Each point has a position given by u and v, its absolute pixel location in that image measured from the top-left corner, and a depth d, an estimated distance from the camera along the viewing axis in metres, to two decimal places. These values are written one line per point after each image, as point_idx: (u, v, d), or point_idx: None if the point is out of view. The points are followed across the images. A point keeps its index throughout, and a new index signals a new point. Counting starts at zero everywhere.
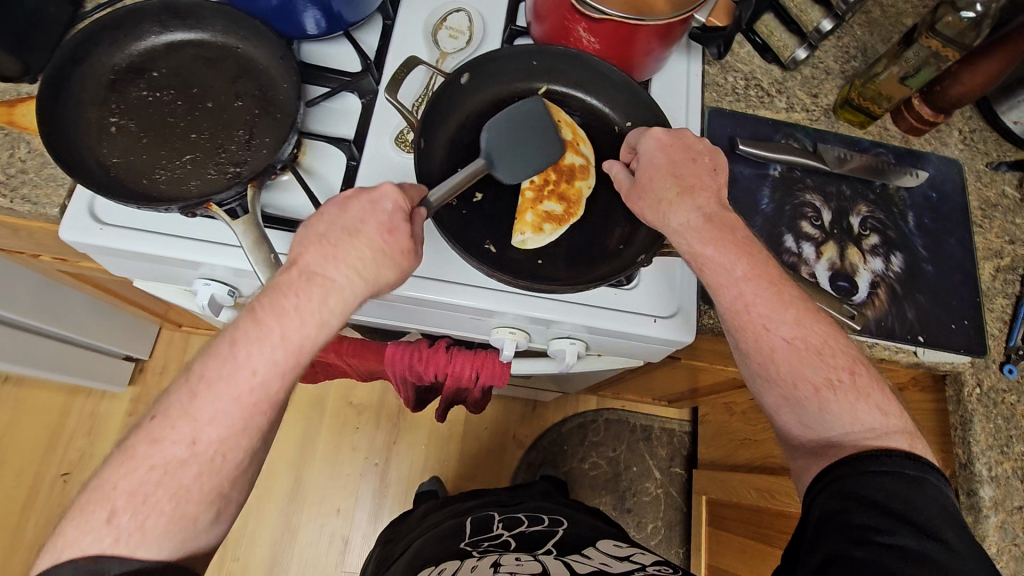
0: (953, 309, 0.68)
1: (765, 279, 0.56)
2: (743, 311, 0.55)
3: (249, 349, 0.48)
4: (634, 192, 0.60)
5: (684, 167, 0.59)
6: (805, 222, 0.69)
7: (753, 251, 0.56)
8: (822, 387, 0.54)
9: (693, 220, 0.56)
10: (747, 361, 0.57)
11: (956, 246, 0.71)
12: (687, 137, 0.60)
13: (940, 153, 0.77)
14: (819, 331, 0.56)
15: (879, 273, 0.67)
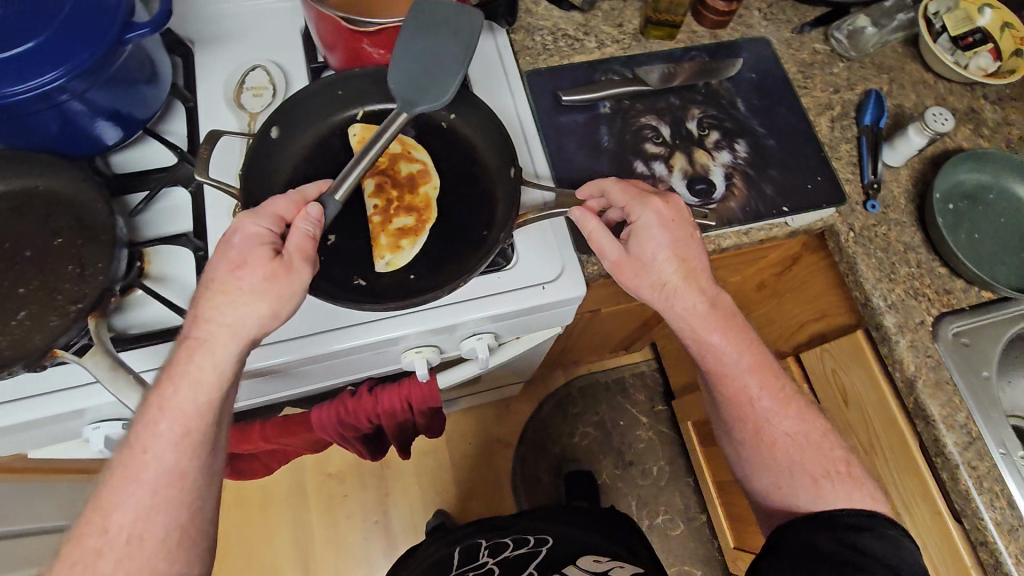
0: (804, 171, 0.72)
1: (765, 374, 0.67)
2: (751, 400, 0.66)
3: (183, 404, 0.48)
4: (627, 265, 0.63)
5: (685, 247, 0.62)
6: (648, 143, 0.71)
7: (748, 353, 0.66)
8: (810, 455, 0.64)
9: (702, 309, 0.64)
10: (748, 449, 0.68)
11: (788, 114, 0.75)
12: (684, 213, 0.62)
13: (750, 36, 0.82)
14: (817, 427, 0.67)
15: (729, 164, 0.71)
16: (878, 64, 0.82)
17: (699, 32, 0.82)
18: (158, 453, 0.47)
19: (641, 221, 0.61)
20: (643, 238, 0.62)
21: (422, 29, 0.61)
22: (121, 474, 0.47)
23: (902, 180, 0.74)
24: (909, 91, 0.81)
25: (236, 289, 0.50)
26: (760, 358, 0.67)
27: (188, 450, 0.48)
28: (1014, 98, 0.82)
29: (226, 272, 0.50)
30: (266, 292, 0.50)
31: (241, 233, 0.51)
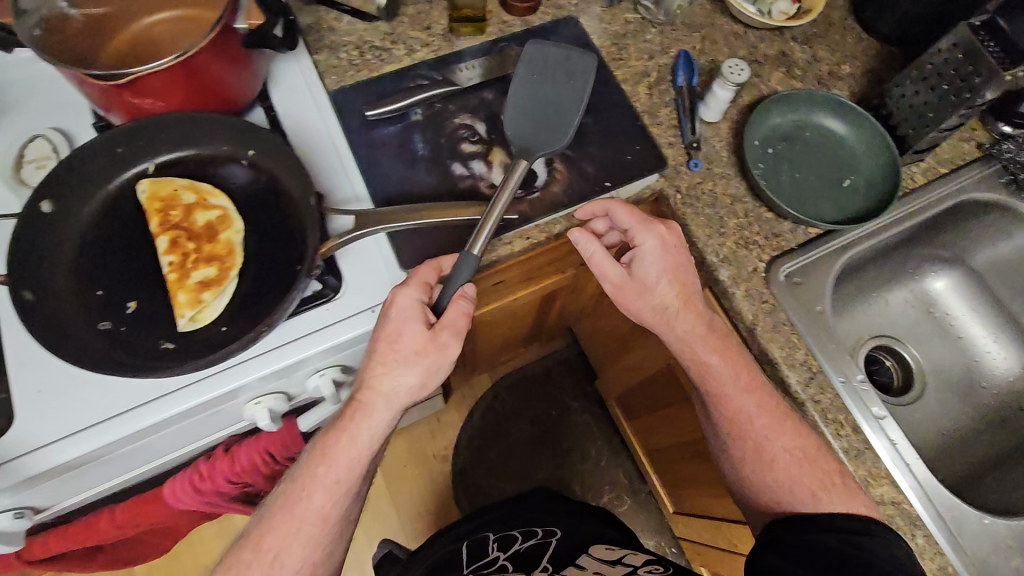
0: (623, 143, 0.72)
1: (763, 395, 0.63)
2: (747, 419, 0.62)
3: (345, 457, 0.59)
4: (630, 285, 0.63)
5: (684, 270, 0.63)
6: (464, 143, 0.70)
7: (742, 374, 0.63)
8: (816, 465, 0.60)
9: (700, 330, 0.63)
10: (747, 467, 0.64)
11: (603, 89, 0.76)
12: (679, 238, 0.64)
13: (560, 17, 0.81)
14: (812, 440, 0.61)
15: (548, 150, 0.70)
16: (688, 24, 0.83)
17: (510, 21, 0.80)
18: (324, 496, 0.59)
19: (644, 244, 0.62)
20: (648, 261, 0.62)
21: (188, 67, 0.57)
22: (300, 501, 0.58)
23: (722, 134, 0.75)
24: (721, 45, 0.82)
25: (384, 361, 0.57)
26: (758, 377, 0.63)
27: (320, 517, 0.59)
28: (820, 34, 0.85)
29: (400, 348, 0.57)
30: (420, 366, 0.57)
31: (410, 300, 0.58)
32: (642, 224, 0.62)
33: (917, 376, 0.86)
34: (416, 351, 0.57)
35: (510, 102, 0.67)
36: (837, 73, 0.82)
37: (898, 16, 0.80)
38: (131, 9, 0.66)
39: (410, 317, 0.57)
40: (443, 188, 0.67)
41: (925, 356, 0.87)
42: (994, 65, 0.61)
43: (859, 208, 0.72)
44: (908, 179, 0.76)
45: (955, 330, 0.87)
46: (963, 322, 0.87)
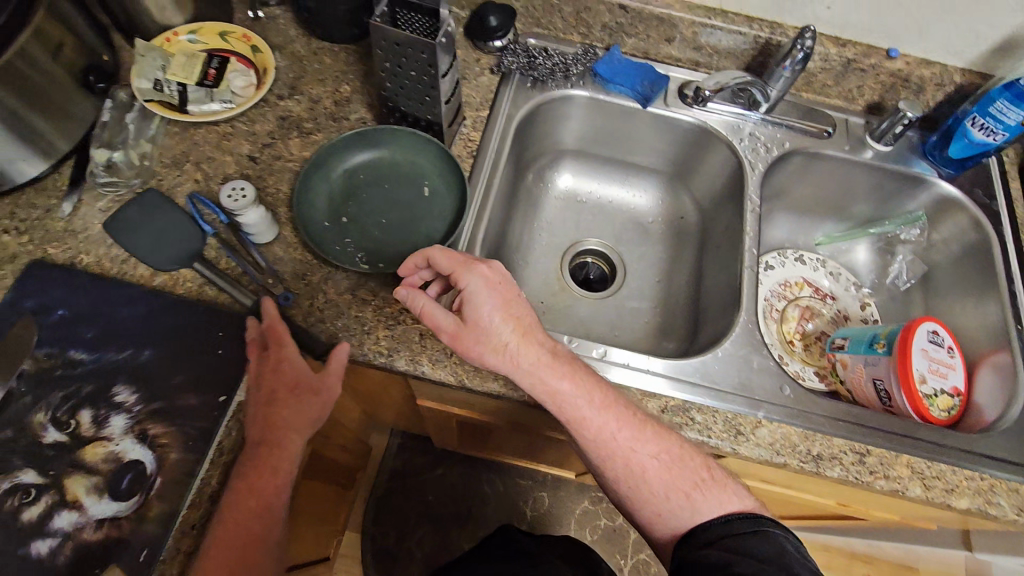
0: (205, 338, 0.60)
1: (620, 411, 0.60)
2: (610, 441, 0.60)
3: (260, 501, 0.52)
4: (466, 334, 0.58)
5: (517, 309, 0.60)
6: (23, 512, 0.51)
7: (603, 395, 0.60)
8: (684, 456, 0.60)
9: (544, 359, 0.59)
10: (615, 480, 0.62)
11: (136, 304, 0.61)
12: (510, 280, 0.61)
13: (24, 265, 0.63)
14: (674, 439, 0.61)
15: (130, 421, 0.55)
16: (170, 161, 0.71)
17: None
18: (259, 511, 0.52)
19: (470, 288, 0.59)
20: (478, 304, 0.58)
21: None
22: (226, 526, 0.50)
23: (293, 240, 0.67)
24: (220, 157, 0.72)
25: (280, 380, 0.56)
26: (618, 421, 0.60)
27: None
28: (299, 75, 0.79)
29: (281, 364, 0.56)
30: (313, 391, 0.57)
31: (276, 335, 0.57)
32: (467, 264, 0.59)
33: (611, 256, 0.93)
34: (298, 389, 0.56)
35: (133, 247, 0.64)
36: (342, 99, 0.78)
37: (342, 18, 0.77)
38: None
39: (280, 361, 0.56)
40: None
41: (604, 238, 0.94)
42: (421, 39, 0.61)
43: (452, 203, 0.71)
44: (465, 141, 0.78)
45: (602, 203, 0.96)
46: (602, 193, 0.96)
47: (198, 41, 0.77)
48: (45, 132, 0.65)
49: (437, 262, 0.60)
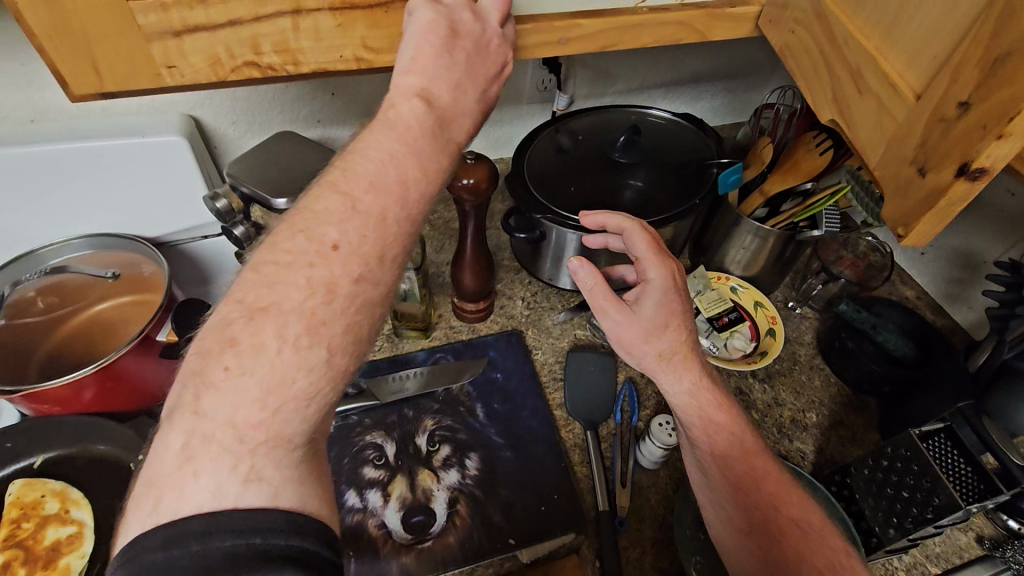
0: (541, 488, 0.65)
1: (766, 461, 0.56)
2: (752, 488, 0.54)
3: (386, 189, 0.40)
4: (632, 320, 0.57)
5: (684, 320, 0.58)
6: (367, 466, 0.65)
7: (716, 401, 0.58)
8: (827, 535, 0.51)
9: (704, 383, 0.58)
10: (742, 537, 0.52)
11: (531, 418, 0.71)
12: (685, 281, 0.60)
13: (506, 330, 0.81)
14: (816, 512, 0.53)
15: (455, 486, 0.64)
16: None
17: (459, 326, 0.81)
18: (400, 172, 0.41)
19: (654, 283, 0.57)
20: (654, 298, 0.57)
21: (107, 373, 0.60)
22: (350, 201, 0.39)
23: (661, 487, 0.67)
24: None
25: (464, 53, 0.45)
26: (698, 373, 0.58)
27: (315, 324, 0.35)
28: (783, 372, 0.79)
29: (480, 35, 0.46)
30: (467, 74, 0.45)
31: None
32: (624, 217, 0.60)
33: None
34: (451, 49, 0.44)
35: (568, 382, 0.74)
36: (802, 421, 0.75)
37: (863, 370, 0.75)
38: (87, 293, 0.68)
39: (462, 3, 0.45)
40: (326, 522, 0.61)
41: None
42: (954, 496, 0.52)
43: None
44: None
45: None
46: None
47: (738, 294, 0.84)
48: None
49: (631, 237, 0.59)
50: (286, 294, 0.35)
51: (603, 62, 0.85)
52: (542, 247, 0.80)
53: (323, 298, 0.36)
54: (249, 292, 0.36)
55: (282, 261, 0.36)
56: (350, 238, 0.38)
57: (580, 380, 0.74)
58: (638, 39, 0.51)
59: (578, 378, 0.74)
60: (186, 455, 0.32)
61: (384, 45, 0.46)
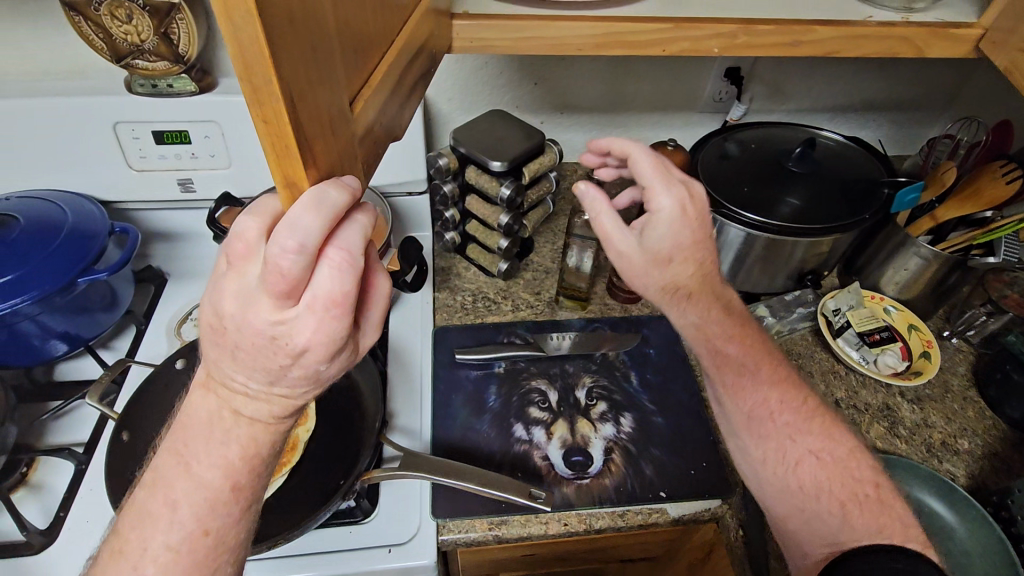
0: (690, 455, 0.70)
1: (790, 390, 0.60)
2: (768, 420, 0.59)
3: (199, 456, 0.38)
4: (638, 258, 0.57)
5: (697, 248, 0.57)
6: (533, 407, 0.73)
7: (737, 324, 0.63)
8: (847, 461, 0.56)
9: (711, 312, 0.61)
10: (763, 465, 0.59)
11: (681, 392, 0.76)
12: (702, 204, 0.56)
13: (657, 313, 0.86)
14: (843, 442, 0.58)
15: (611, 438, 0.71)
16: (787, 350, 0.83)
17: (613, 304, 0.88)
18: (178, 471, 0.39)
19: (659, 213, 0.55)
20: (661, 229, 0.55)
21: None
22: (176, 466, 0.39)
23: None
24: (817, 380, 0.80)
25: (246, 281, 0.34)
26: (721, 295, 0.62)
27: (221, 493, 0.39)
28: (935, 398, 0.79)
29: (239, 327, 0.34)
30: (265, 369, 0.35)
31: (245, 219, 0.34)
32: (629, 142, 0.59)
33: None
34: (265, 331, 0.33)
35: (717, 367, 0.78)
36: (954, 445, 0.74)
37: None
38: None
39: (243, 270, 0.34)
40: (497, 445, 0.69)
41: None
42: None
43: None
44: None
45: None
46: None
47: (891, 315, 0.85)
48: (746, 275, 0.85)
49: (637, 169, 0.57)
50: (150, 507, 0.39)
51: (780, 82, 0.91)
52: (700, 241, 0.85)
53: (206, 523, 0.39)
54: (163, 470, 0.39)
55: (175, 472, 0.39)
56: (199, 480, 0.38)
57: None
58: (862, 52, 0.57)
59: None
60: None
61: (646, 48, 0.54)
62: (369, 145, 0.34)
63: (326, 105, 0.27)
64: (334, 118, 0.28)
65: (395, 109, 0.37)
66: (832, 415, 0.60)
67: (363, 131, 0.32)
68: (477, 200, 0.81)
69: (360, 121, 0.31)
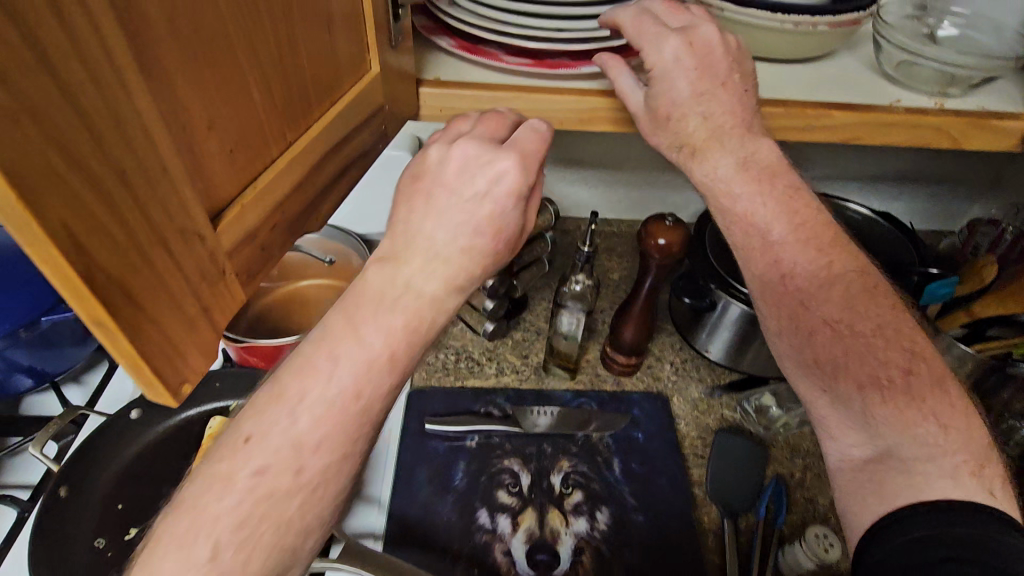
0: (670, 565, 0.62)
1: (817, 240, 0.48)
2: (783, 285, 0.48)
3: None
4: (643, 116, 0.49)
5: (708, 86, 0.47)
6: (501, 490, 0.67)
7: (772, 168, 0.49)
8: (874, 338, 0.44)
9: (731, 131, 0.48)
10: (783, 340, 0.48)
11: (668, 487, 0.69)
12: (717, 42, 0.47)
13: (651, 391, 0.79)
14: (884, 309, 0.45)
15: (583, 535, 0.64)
16: (793, 446, 0.75)
17: (605, 375, 0.81)
18: None
19: (660, 62, 0.47)
20: (662, 79, 0.47)
21: None
22: None
23: None
24: (827, 485, 0.71)
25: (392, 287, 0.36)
26: (759, 147, 0.48)
27: None
28: None
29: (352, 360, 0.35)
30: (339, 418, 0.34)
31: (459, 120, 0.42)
32: (638, 9, 0.49)
33: None
34: (405, 313, 0.35)
35: (711, 460, 0.71)
36: None
37: None
38: (299, 271, 0.77)
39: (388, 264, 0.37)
40: (457, 532, 0.64)
41: None
42: None
43: None
44: None
45: None
46: None
47: None
48: (752, 356, 0.77)
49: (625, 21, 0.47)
50: (249, 457, 0.33)
51: (805, 148, 0.84)
52: (703, 315, 0.77)
53: None
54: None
55: (325, 321, 0.36)
56: None
57: (724, 460, 0.71)
58: (889, 140, 0.50)
59: (726, 463, 0.70)
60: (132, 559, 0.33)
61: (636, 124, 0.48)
62: (247, 255, 0.28)
63: (137, 239, 0.21)
64: (161, 248, 0.22)
65: (298, 203, 0.31)
66: (886, 292, 0.46)
67: (229, 245, 0.26)
68: None
69: (220, 237, 0.25)
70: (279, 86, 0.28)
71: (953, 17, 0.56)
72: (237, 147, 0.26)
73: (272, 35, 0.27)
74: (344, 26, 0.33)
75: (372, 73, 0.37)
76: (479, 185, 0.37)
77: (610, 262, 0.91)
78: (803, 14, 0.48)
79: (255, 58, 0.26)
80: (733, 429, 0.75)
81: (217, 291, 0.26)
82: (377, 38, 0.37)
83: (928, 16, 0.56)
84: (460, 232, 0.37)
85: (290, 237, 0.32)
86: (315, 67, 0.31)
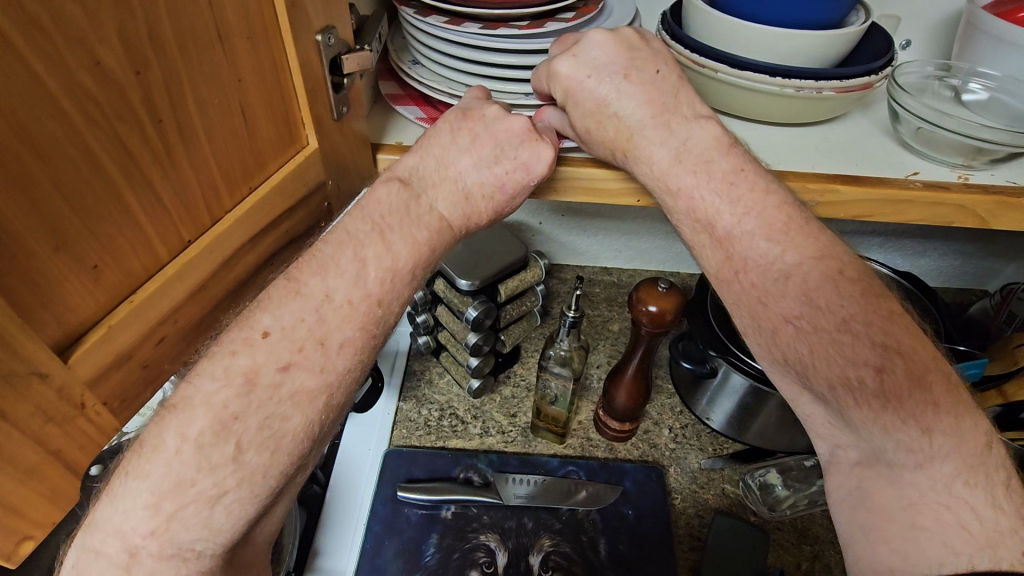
0: None
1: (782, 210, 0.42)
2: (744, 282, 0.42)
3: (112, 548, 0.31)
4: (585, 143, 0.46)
5: (621, 89, 0.43)
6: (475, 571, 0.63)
7: (711, 150, 0.43)
8: (837, 335, 0.38)
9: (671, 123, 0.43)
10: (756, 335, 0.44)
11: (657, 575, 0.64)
12: (612, 44, 0.44)
13: (646, 460, 0.73)
14: (852, 294, 0.39)
15: None
16: (800, 529, 0.68)
17: (598, 441, 0.75)
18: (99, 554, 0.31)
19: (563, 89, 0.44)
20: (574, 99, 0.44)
21: None
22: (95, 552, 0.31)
23: None
24: None
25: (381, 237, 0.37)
26: (692, 132, 0.44)
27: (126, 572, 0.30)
28: None
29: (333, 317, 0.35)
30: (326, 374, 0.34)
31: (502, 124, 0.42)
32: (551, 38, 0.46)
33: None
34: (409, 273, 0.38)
35: (709, 543, 0.64)
36: None
37: None
38: None
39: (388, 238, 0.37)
40: None
41: None
42: None
43: None
44: None
45: None
46: None
47: None
48: (757, 427, 0.70)
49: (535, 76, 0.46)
50: (269, 351, 0.33)
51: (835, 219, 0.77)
52: (703, 381, 0.72)
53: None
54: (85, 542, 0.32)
55: (351, 225, 0.38)
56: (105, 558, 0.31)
57: (724, 543, 0.63)
58: (904, 218, 0.45)
59: (726, 551, 0.63)
60: (120, 482, 0.31)
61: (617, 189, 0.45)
62: (120, 376, 0.30)
63: None
64: None
65: (188, 296, 0.32)
66: (854, 278, 0.40)
67: (88, 374, 0.28)
68: (447, 311, 0.73)
69: (73, 370, 0.27)
70: (169, 193, 0.29)
71: (982, 79, 0.51)
72: (106, 266, 0.27)
73: (159, 144, 0.27)
74: (263, 119, 0.34)
75: (308, 148, 0.38)
76: (524, 155, 0.42)
77: (608, 312, 0.86)
78: (804, 78, 0.44)
79: (131, 178, 0.27)
80: (733, 509, 0.69)
81: (71, 426, 0.28)
82: (315, 114, 0.37)
83: (952, 77, 0.52)
84: (506, 178, 0.42)
85: (187, 336, 0.34)
86: (224, 166, 0.32)
